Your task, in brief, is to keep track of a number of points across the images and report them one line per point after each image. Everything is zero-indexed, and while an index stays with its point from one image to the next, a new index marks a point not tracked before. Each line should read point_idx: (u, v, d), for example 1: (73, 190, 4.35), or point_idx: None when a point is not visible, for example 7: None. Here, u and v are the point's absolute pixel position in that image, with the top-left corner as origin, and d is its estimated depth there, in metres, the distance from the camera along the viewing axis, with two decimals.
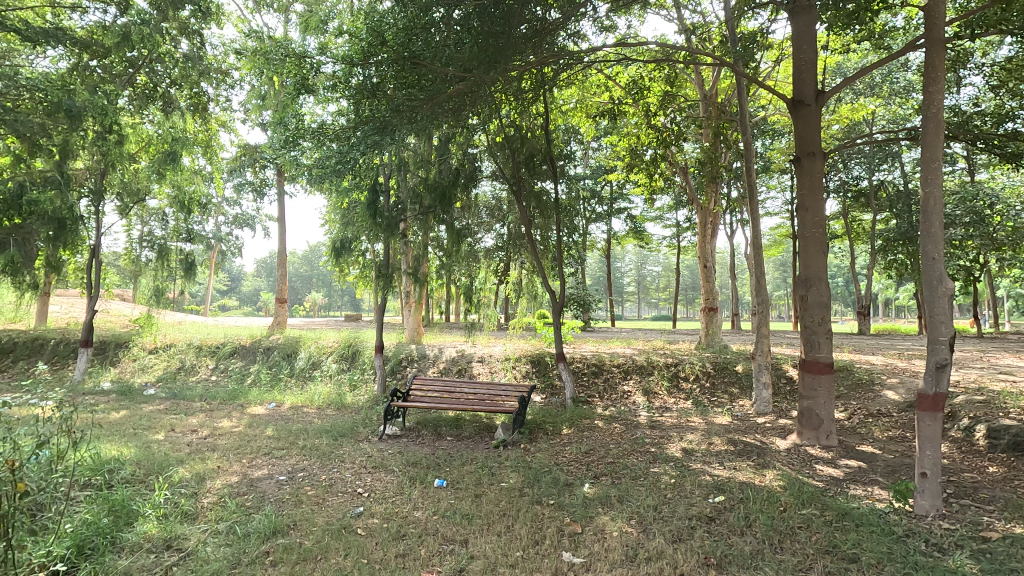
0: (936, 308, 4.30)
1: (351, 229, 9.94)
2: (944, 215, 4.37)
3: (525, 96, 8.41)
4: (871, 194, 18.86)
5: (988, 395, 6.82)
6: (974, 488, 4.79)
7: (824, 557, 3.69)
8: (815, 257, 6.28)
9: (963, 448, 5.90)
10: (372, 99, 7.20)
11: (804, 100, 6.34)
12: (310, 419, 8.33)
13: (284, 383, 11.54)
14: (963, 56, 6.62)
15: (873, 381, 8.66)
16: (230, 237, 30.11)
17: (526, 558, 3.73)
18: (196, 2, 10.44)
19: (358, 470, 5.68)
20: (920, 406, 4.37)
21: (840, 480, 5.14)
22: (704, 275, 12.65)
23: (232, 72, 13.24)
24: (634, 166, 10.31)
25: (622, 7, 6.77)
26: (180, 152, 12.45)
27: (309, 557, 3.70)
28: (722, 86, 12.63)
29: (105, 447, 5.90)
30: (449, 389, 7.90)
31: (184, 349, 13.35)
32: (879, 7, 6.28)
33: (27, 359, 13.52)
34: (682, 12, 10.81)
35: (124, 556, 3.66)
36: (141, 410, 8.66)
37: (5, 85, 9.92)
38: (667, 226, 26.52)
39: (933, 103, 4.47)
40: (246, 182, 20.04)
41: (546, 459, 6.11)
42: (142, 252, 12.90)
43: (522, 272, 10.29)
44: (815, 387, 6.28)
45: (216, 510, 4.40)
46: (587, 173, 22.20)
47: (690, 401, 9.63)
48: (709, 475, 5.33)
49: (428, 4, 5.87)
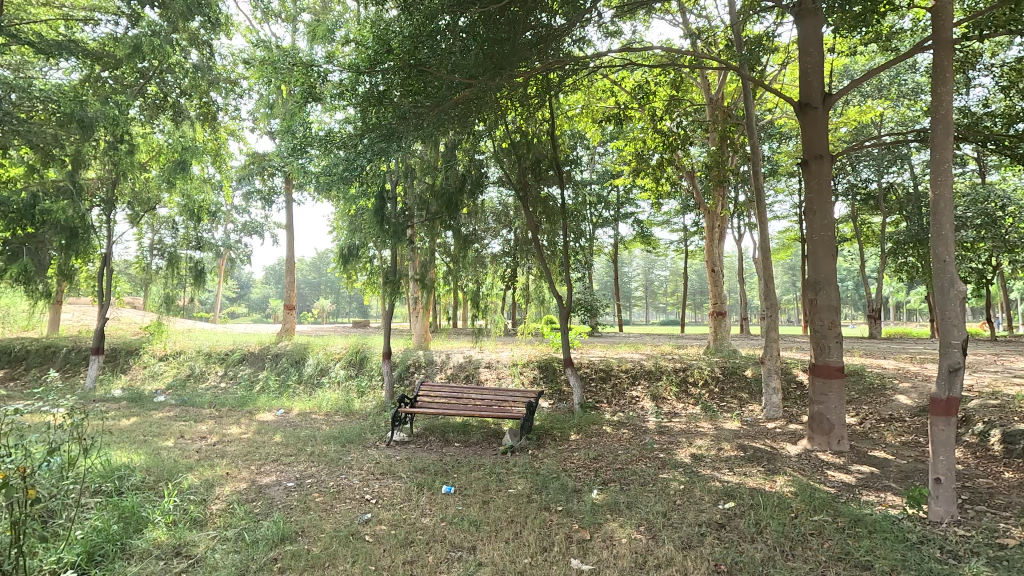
0: (948, 311, 4.21)
1: (359, 236, 10.09)
2: (955, 217, 4.30)
3: (531, 102, 8.35)
4: (880, 197, 18.62)
5: (1003, 398, 6.65)
6: (990, 493, 4.71)
7: (838, 564, 3.62)
8: (824, 260, 6.24)
9: (978, 454, 5.81)
10: (378, 107, 7.23)
11: (811, 102, 6.30)
12: (318, 425, 8.40)
13: (292, 390, 11.60)
14: (972, 57, 6.58)
15: (885, 385, 8.55)
16: (239, 244, 30.43)
17: (533, 565, 3.69)
18: (205, 13, 10.68)
19: (365, 476, 5.71)
20: (932, 411, 4.28)
21: (852, 486, 5.06)
22: (712, 280, 12.51)
23: (241, 81, 13.47)
24: (639, 170, 10.28)
25: (628, 12, 6.72)
26: (190, 160, 12.43)
27: (317, 563, 3.70)
28: (727, 90, 12.74)
29: (116, 454, 5.97)
30: (457, 395, 7.88)
31: (195, 355, 13.47)
32: (887, 10, 6.18)
33: (39, 367, 13.67)
34: (686, 17, 10.85)
35: (134, 563, 3.67)
36: (151, 417, 8.71)
37: (20, 96, 10.30)
38: (674, 230, 26.33)
39: (942, 103, 4.40)
40: (255, 191, 20.37)
41: (554, 465, 6.08)
42: (153, 260, 13.04)
43: (530, 278, 10.26)
44: (826, 392, 6.21)
45: (224, 516, 4.42)
46: (591, 178, 22.40)
47: (699, 406, 9.53)
48: (719, 481, 5.28)
49: (433, 11, 5.92)
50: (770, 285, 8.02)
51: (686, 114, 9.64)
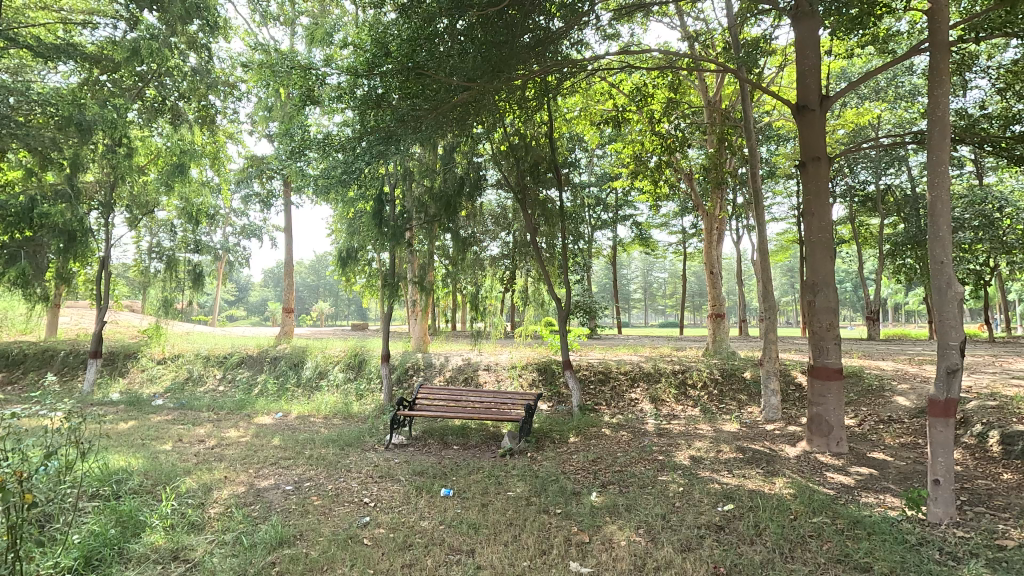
0: (946, 312, 4.22)
1: (358, 238, 10.06)
2: (953, 219, 4.31)
3: (530, 104, 8.37)
4: (878, 199, 18.74)
5: (1002, 399, 6.66)
6: (988, 495, 4.71)
7: (836, 566, 3.62)
8: (822, 262, 6.25)
9: (977, 455, 5.81)
10: (376, 110, 7.29)
11: (809, 104, 6.32)
12: (317, 428, 8.40)
13: (291, 393, 11.59)
14: (968, 60, 6.62)
15: (884, 387, 8.55)
16: (237, 247, 30.32)
17: (533, 568, 3.69)
18: (204, 16, 10.74)
19: (364, 479, 5.69)
20: (931, 412, 4.29)
21: (851, 488, 5.06)
22: (711, 282, 12.52)
23: (240, 84, 13.49)
24: (637, 172, 10.31)
25: (625, 15, 6.75)
26: (188, 164, 12.54)
27: (315, 567, 3.69)
28: (726, 92, 12.80)
29: (113, 458, 5.94)
30: (456, 397, 7.86)
31: (193, 358, 13.49)
32: (884, 12, 6.20)
33: (37, 370, 13.65)
34: (685, 20, 10.87)
35: (131, 567, 3.66)
36: (149, 421, 8.69)
37: (18, 100, 10.31)
38: (673, 232, 26.41)
39: (938, 106, 4.42)
40: (253, 194, 20.42)
41: (553, 467, 6.08)
42: (151, 263, 13.01)
43: (529, 280, 10.23)
44: (824, 393, 6.22)
45: (222, 521, 4.41)
46: (590, 180, 22.54)
47: (698, 408, 9.52)
48: (718, 483, 5.28)
49: (431, 14, 5.90)
50: (768, 287, 7.99)
51: (684, 116, 9.67)
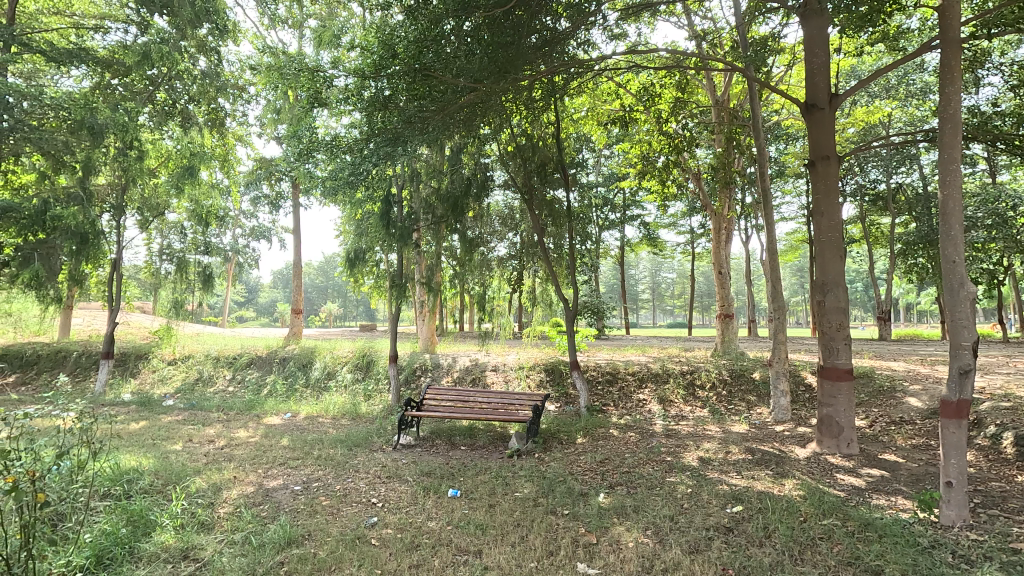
0: (958, 312, 4.17)
1: (365, 239, 10.08)
2: (965, 218, 4.25)
3: (536, 105, 8.33)
4: (889, 198, 18.52)
5: (1015, 400, 6.57)
6: (1003, 497, 4.64)
7: (847, 569, 3.58)
8: (832, 262, 6.18)
9: (991, 457, 5.73)
10: (384, 111, 7.27)
11: (817, 103, 6.27)
12: (326, 429, 8.44)
13: (299, 394, 11.66)
14: (980, 56, 6.51)
15: (895, 387, 8.46)
16: (246, 249, 30.56)
17: (540, 569, 3.68)
18: (213, 20, 10.90)
19: (372, 480, 5.71)
20: (943, 413, 4.23)
21: (862, 489, 5.00)
22: (720, 282, 12.47)
23: (249, 87, 13.64)
24: (645, 172, 10.28)
25: (632, 15, 6.77)
26: (197, 166, 12.45)
27: (322, 567, 3.70)
28: (734, 91, 12.72)
29: (125, 458, 6.00)
30: (463, 398, 7.85)
31: (203, 359, 13.61)
32: (894, 9, 6.14)
33: (50, 370, 13.83)
34: (692, 18, 10.81)
35: (141, 566, 3.69)
36: (159, 421, 8.77)
37: (33, 104, 10.39)
38: (680, 232, 26.29)
39: (950, 103, 4.35)
40: (262, 196, 20.58)
41: (560, 468, 6.08)
42: (162, 265, 13.13)
43: (536, 281, 10.20)
44: (835, 394, 6.16)
45: (231, 520, 4.44)
46: (597, 180, 22.52)
47: (706, 409, 9.45)
48: (727, 485, 5.24)
49: (438, 15, 5.99)
50: (778, 287, 7.91)
51: (692, 115, 9.62)
